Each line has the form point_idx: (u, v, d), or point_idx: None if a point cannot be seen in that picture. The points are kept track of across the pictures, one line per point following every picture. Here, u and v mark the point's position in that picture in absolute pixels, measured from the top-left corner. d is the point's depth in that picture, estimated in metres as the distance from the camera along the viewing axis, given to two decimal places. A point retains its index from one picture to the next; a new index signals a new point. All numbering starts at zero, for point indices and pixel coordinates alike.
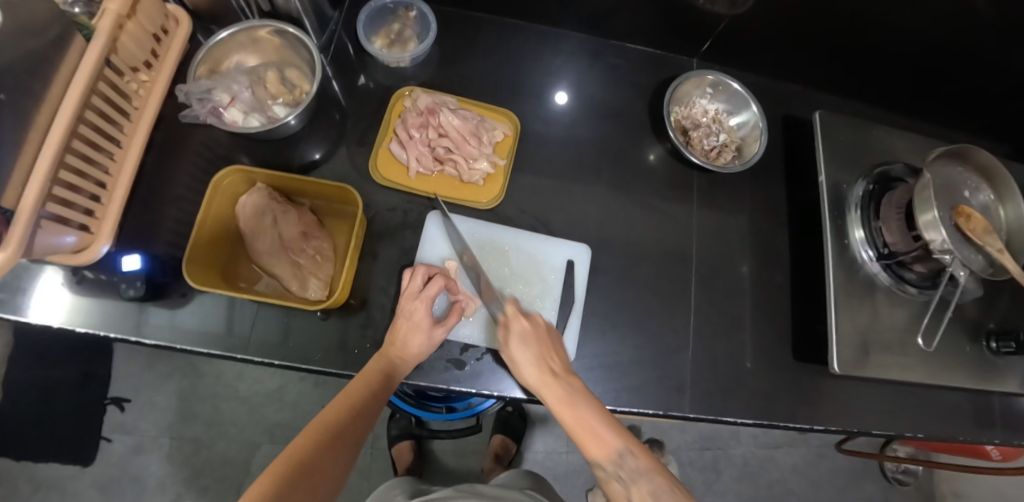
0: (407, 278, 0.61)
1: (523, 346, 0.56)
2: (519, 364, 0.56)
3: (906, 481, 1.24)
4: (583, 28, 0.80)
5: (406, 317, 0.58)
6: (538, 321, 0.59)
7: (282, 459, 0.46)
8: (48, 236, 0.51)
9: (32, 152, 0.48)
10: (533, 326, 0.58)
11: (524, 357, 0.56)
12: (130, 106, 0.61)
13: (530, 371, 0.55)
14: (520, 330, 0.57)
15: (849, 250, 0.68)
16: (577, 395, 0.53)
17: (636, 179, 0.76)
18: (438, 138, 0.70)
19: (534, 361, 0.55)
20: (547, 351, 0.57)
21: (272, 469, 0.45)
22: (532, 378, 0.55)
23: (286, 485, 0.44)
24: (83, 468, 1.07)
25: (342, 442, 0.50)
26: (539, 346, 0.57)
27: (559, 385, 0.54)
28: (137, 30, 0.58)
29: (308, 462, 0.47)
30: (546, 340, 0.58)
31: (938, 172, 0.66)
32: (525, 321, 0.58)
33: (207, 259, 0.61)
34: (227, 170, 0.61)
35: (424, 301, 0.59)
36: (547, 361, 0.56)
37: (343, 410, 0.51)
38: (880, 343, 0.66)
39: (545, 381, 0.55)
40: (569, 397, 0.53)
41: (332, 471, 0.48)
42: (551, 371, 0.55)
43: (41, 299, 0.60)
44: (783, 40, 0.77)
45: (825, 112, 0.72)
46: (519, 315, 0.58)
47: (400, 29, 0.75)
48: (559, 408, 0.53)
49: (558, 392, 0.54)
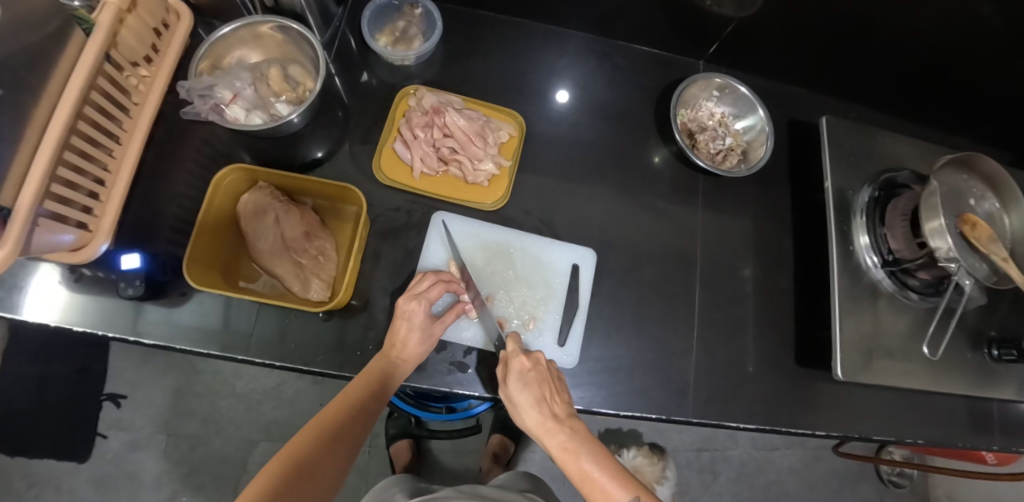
0: (414, 285, 0.60)
1: (523, 390, 0.54)
2: (519, 406, 0.55)
3: (900, 483, 1.25)
4: (589, 29, 0.79)
5: (405, 318, 0.57)
6: (539, 360, 0.57)
7: (284, 454, 0.45)
8: (47, 234, 0.50)
9: (30, 149, 0.47)
10: (534, 365, 0.56)
11: (522, 398, 0.54)
12: (130, 101, 0.60)
13: (531, 414, 0.54)
14: (522, 370, 0.56)
15: (853, 256, 0.68)
16: (581, 444, 0.53)
17: (640, 182, 0.76)
18: (443, 138, 0.69)
19: (533, 404, 0.54)
20: (547, 393, 0.55)
21: (273, 464, 0.44)
22: (533, 421, 0.54)
23: (288, 480, 0.43)
24: (78, 465, 1.06)
25: (342, 440, 0.50)
26: (538, 386, 0.55)
27: (561, 432, 0.53)
28: (138, 25, 0.57)
29: (310, 456, 0.46)
30: (547, 381, 0.56)
31: (945, 179, 0.65)
32: (525, 359, 0.56)
33: (208, 259, 0.60)
34: (231, 168, 0.61)
35: (422, 302, 0.58)
36: (549, 405, 0.55)
37: (345, 409, 0.51)
38: (883, 349, 0.66)
39: (547, 427, 0.54)
40: (571, 446, 0.53)
41: (331, 467, 0.47)
42: (551, 415, 0.54)
43: (38, 296, 0.59)
44: (790, 44, 0.76)
45: (832, 117, 0.72)
46: (519, 353, 0.56)
47: (405, 27, 0.74)
48: (561, 455, 0.53)
49: (560, 439, 0.53)
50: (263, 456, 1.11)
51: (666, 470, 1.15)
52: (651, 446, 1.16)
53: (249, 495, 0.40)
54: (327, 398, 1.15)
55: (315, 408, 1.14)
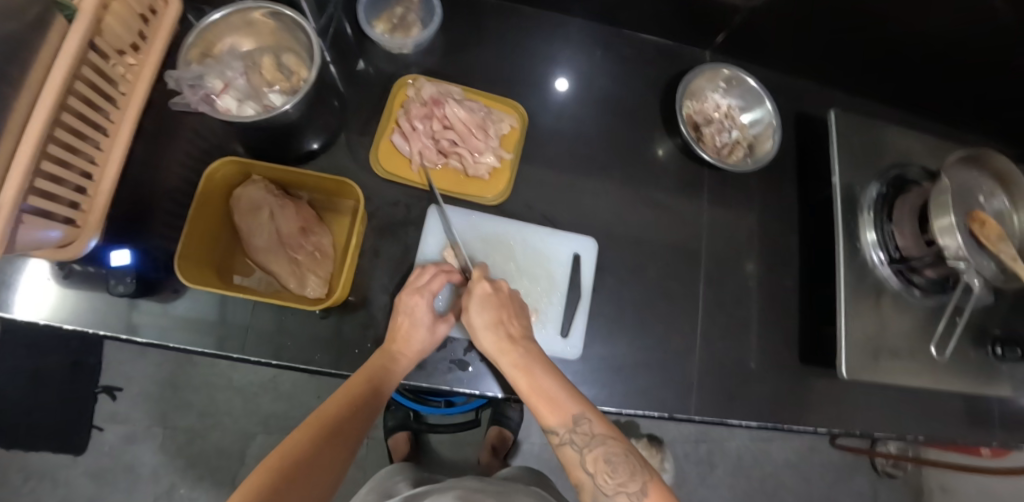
0: (416, 280, 0.59)
1: (481, 309, 0.57)
2: (474, 327, 0.56)
3: (896, 475, 1.27)
4: (593, 16, 0.77)
5: (406, 313, 0.57)
6: (502, 288, 0.60)
7: (278, 452, 0.43)
8: (31, 232, 0.48)
9: (11, 141, 0.45)
10: (494, 291, 0.58)
11: (480, 319, 0.56)
12: (117, 92, 0.57)
13: (486, 334, 0.55)
14: (483, 295, 0.58)
15: (860, 253, 0.67)
16: (534, 362, 0.54)
17: (645, 176, 0.74)
18: (443, 130, 0.67)
19: (490, 325, 0.56)
20: (503, 316, 0.57)
21: (268, 461, 0.41)
22: (488, 342, 0.55)
23: (285, 476, 0.40)
24: (75, 457, 1.06)
25: (341, 439, 0.47)
26: (496, 309, 0.57)
27: (514, 352, 0.54)
28: (124, 10, 0.55)
29: (307, 453, 0.44)
30: (505, 306, 0.58)
31: (956, 176, 0.64)
32: (488, 285, 0.58)
33: (200, 255, 0.59)
34: (223, 161, 0.58)
35: (424, 296, 0.58)
36: (504, 326, 0.56)
37: (338, 405, 0.49)
38: (889, 348, 0.65)
39: (500, 346, 0.55)
40: (524, 363, 0.54)
41: (330, 467, 0.45)
42: (507, 336, 0.56)
43: (27, 294, 0.57)
44: (800, 34, 0.74)
45: (842, 111, 0.70)
46: (483, 280, 0.59)
47: (403, 14, 0.71)
48: (515, 373, 0.53)
49: (513, 358, 0.54)
50: (261, 448, 1.11)
51: (665, 462, 1.15)
52: (649, 438, 1.16)
53: (244, 491, 0.38)
54: (325, 390, 1.14)
55: (314, 401, 1.13)
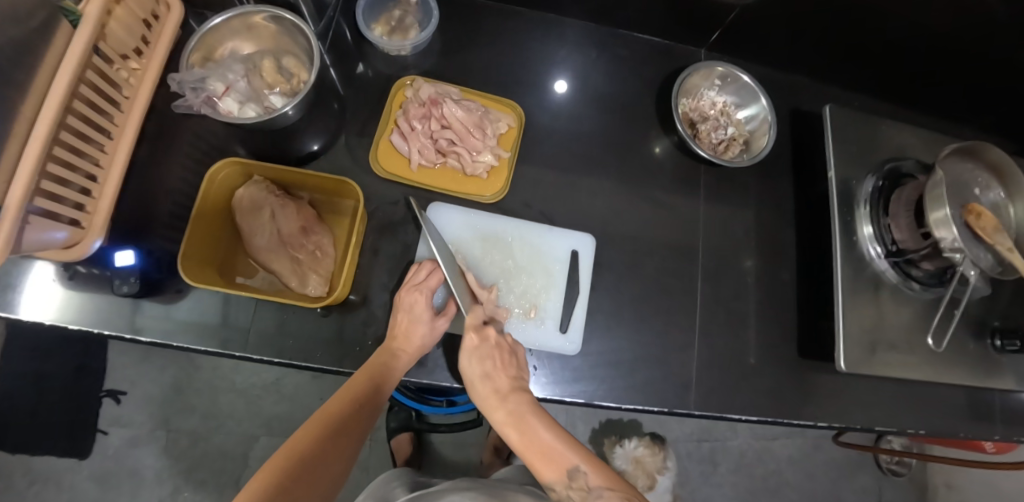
0: (415, 277, 0.60)
1: (471, 363, 0.55)
2: (467, 381, 0.56)
3: (900, 472, 1.27)
4: (588, 17, 0.78)
5: (406, 309, 0.57)
6: (489, 335, 0.57)
7: (284, 450, 0.43)
8: (36, 233, 0.49)
9: (17, 145, 0.45)
10: (482, 341, 0.56)
11: (472, 373, 0.55)
12: (120, 95, 0.59)
13: (477, 389, 0.55)
14: (472, 347, 0.56)
15: (857, 247, 0.68)
16: (526, 413, 0.53)
17: (643, 174, 0.75)
18: (441, 129, 0.68)
19: (480, 379, 0.54)
20: (491, 369, 0.55)
21: (274, 460, 0.42)
22: (478, 397, 0.55)
23: (292, 474, 0.41)
24: (80, 461, 1.06)
25: (345, 436, 0.48)
26: (486, 361, 0.55)
27: (504, 406, 0.54)
28: (127, 16, 0.56)
29: (313, 451, 0.44)
30: (496, 356, 0.56)
31: (949, 169, 0.65)
32: (475, 336, 0.56)
33: (202, 255, 0.59)
34: (224, 161, 0.59)
35: (423, 292, 0.58)
36: (493, 379, 0.54)
37: (343, 402, 0.50)
38: (887, 341, 0.66)
39: (489, 402, 0.54)
40: (516, 416, 0.53)
41: (335, 462, 0.46)
42: (496, 390, 0.54)
43: (33, 295, 0.58)
44: (794, 31, 0.75)
45: (837, 106, 0.71)
46: (471, 329, 0.56)
47: (401, 16, 0.72)
48: (506, 427, 0.53)
49: (504, 412, 0.53)
50: (264, 450, 1.11)
51: (667, 460, 1.14)
52: (651, 436, 1.16)
53: (251, 491, 0.38)
54: (327, 392, 1.15)
55: (316, 403, 1.14)
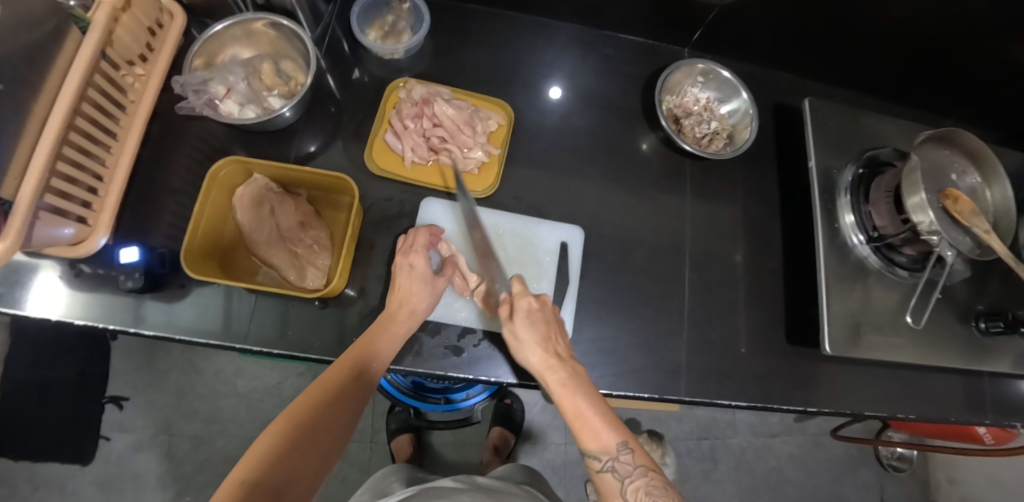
0: (414, 240, 0.62)
1: (531, 328, 0.55)
2: (522, 343, 0.55)
3: (901, 467, 1.27)
4: (576, 19, 0.81)
5: (405, 269, 0.60)
6: (546, 303, 0.59)
7: (285, 415, 0.45)
8: (47, 228, 0.51)
9: (29, 144, 0.48)
10: (540, 306, 0.57)
11: (527, 336, 0.55)
12: (126, 99, 0.62)
13: (536, 350, 0.54)
14: (529, 310, 0.57)
15: (839, 234, 0.69)
16: (580, 384, 0.52)
17: (630, 169, 0.77)
18: (432, 127, 0.70)
19: (538, 341, 0.54)
20: (550, 334, 0.56)
21: (277, 426, 0.44)
22: (536, 358, 0.54)
23: (291, 440, 0.43)
24: (82, 467, 1.07)
25: (348, 400, 0.49)
26: (544, 327, 0.56)
27: (563, 370, 0.53)
28: (133, 23, 0.59)
29: (312, 416, 0.46)
30: (551, 324, 0.57)
31: (926, 156, 0.67)
32: (533, 300, 0.57)
33: (205, 251, 0.62)
34: (225, 160, 0.61)
35: (419, 253, 0.61)
36: (552, 344, 0.55)
37: (341, 369, 0.51)
38: (872, 324, 0.67)
39: (546, 365, 0.54)
40: (572, 384, 0.52)
41: (336, 426, 0.47)
42: (555, 354, 0.55)
43: (39, 293, 0.60)
44: (773, 30, 0.78)
45: (815, 99, 0.73)
46: (527, 294, 0.58)
47: (394, 21, 0.75)
48: (561, 393, 0.52)
49: (560, 376, 0.53)
50: None
51: (665, 455, 1.14)
52: (649, 433, 1.17)
53: (252, 458, 0.41)
54: None
55: None
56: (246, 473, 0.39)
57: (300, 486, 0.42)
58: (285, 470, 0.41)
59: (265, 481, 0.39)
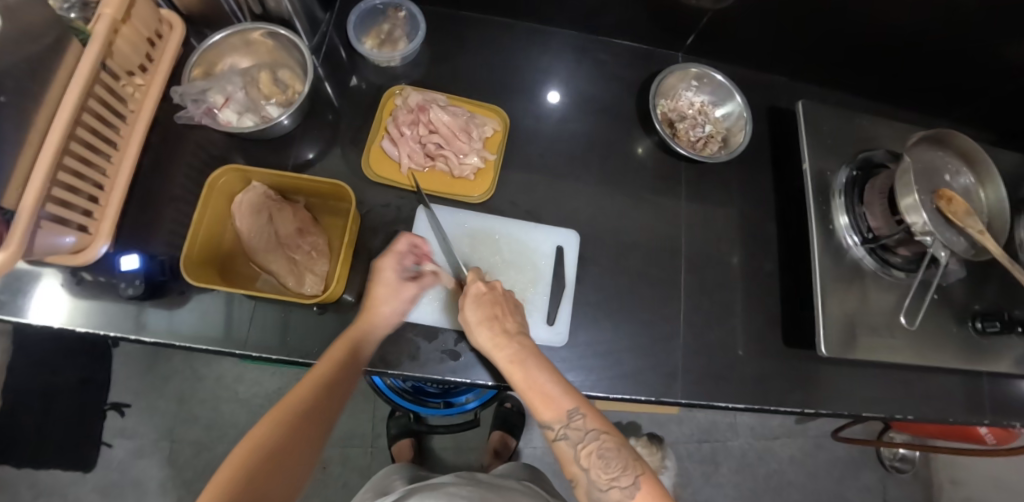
0: (399, 246, 0.62)
1: (475, 308, 0.57)
2: (470, 325, 0.57)
3: (904, 469, 1.27)
4: (571, 25, 0.82)
5: (377, 272, 0.61)
6: (496, 288, 0.60)
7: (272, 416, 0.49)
8: (48, 237, 0.52)
9: (31, 154, 0.49)
10: (489, 289, 0.59)
11: (473, 317, 0.57)
12: (127, 109, 0.63)
13: (482, 331, 0.56)
14: (477, 294, 0.58)
15: (834, 236, 0.70)
16: (528, 357, 0.54)
17: (626, 173, 0.78)
18: (429, 134, 0.71)
19: (484, 321, 0.56)
20: (499, 312, 0.57)
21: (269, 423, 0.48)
22: (483, 338, 0.56)
23: (279, 439, 0.48)
24: (84, 474, 1.07)
25: (333, 396, 0.54)
26: (490, 306, 0.57)
27: (510, 346, 0.55)
28: (133, 35, 0.59)
29: (297, 416, 0.50)
30: (500, 304, 0.58)
31: (920, 157, 0.67)
32: (482, 284, 0.59)
33: (204, 258, 0.63)
34: (224, 169, 0.62)
35: (391, 259, 0.61)
36: (499, 322, 0.56)
37: (325, 369, 0.54)
38: (868, 325, 0.67)
39: (495, 343, 0.55)
40: (519, 357, 0.54)
41: (323, 420, 0.53)
42: (503, 331, 0.56)
43: (41, 301, 0.61)
44: (767, 34, 0.78)
45: (808, 101, 0.74)
46: (477, 279, 0.59)
47: (390, 29, 0.76)
48: (509, 367, 0.54)
49: (508, 353, 0.55)
50: None
51: (666, 459, 1.14)
52: (648, 436, 1.16)
53: (245, 454, 0.46)
54: None
55: None
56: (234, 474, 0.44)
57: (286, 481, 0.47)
58: (272, 470, 0.46)
59: (254, 482, 0.44)
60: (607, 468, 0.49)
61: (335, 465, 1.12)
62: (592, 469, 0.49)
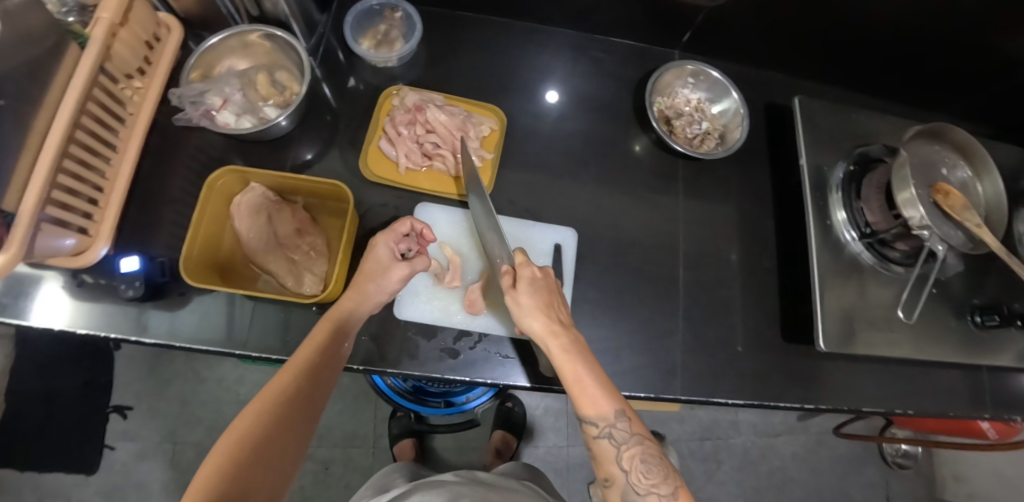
0: (396, 226, 0.61)
1: (531, 294, 0.55)
2: (522, 310, 0.54)
3: (906, 465, 1.26)
4: (567, 24, 0.82)
5: (371, 250, 0.60)
6: (548, 274, 0.59)
7: (259, 402, 0.44)
8: (48, 239, 0.52)
9: (31, 157, 0.49)
10: (543, 275, 0.57)
11: (529, 302, 0.54)
12: (126, 112, 0.63)
13: (537, 316, 0.53)
14: (531, 279, 0.56)
15: (832, 231, 0.70)
16: (581, 351, 0.52)
17: (624, 170, 0.78)
18: (426, 134, 0.71)
19: (541, 308, 0.54)
20: (553, 302, 0.56)
21: (257, 407, 0.44)
22: (538, 325, 0.53)
23: (270, 426, 0.43)
24: (87, 477, 1.08)
25: (322, 377, 0.50)
26: (544, 295, 0.55)
27: (565, 335, 0.53)
28: (131, 38, 0.60)
29: (285, 402, 0.45)
30: (552, 294, 0.56)
31: (915, 151, 0.67)
32: (537, 269, 0.57)
33: (204, 259, 0.63)
34: (222, 171, 0.63)
35: (387, 237, 0.60)
36: (555, 311, 0.54)
37: (308, 354, 0.50)
38: (867, 319, 0.67)
39: (547, 331, 0.53)
40: (574, 349, 0.52)
41: (313, 404, 0.48)
42: (558, 321, 0.54)
43: (42, 303, 0.61)
44: (763, 30, 0.78)
45: (804, 97, 0.74)
46: (532, 264, 0.57)
47: (387, 30, 0.77)
48: (562, 358, 0.51)
49: (563, 343, 0.52)
50: None
51: (669, 457, 1.13)
52: (649, 434, 1.16)
53: (238, 437, 0.41)
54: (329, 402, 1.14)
55: None
56: (223, 464, 0.38)
57: (277, 471, 0.42)
58: (265, 458, 0.41)
59: (245, 473, 0.39)
60: (647, 474, 0.48)
61: (337, 466, 1.12)
62: (633, 473, 0.49)
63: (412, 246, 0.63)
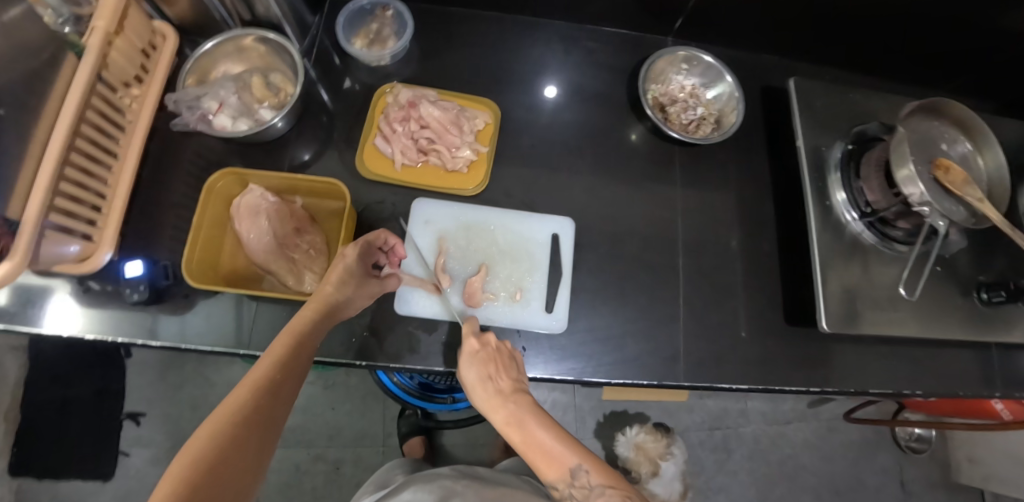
0: (372, 240, 0.60)
1: (470, 368, 0.56)
2: (467, 383, 0.57)
3: (921, 449, 1.25)
4: (559, 16, 0.82)
5: (340, 257, 0.58)
6: (490, 340, 0.58)
7: (218, 418, 0.40)
8: (51, 246, 0.53)
9: (31, 166, 0.50)
10: (482, 346, 0.58)
11: (469, 376, 0.56)
12: (124, 120, 0.64)
13: (477, 390, 0.55)
14: (471, 351, 0.57)
15: (832, 212, 0.69)
16: (526, 416, 0.53)
17: (620, 159, 0.78)
18: (420, 129, 0.71)
19: (478, 383, 0.55)
20: (492, 371, 0.56)
21: (238, 396, 0.43)
22: (479, 399, 0.55)
23: (249, 414, 0.42)
24: (104, 483, 1.09)
25: (297, 367, 0.50)
26: (484, 364, 0.56)
27: (504, 407, 0.54)
28: (127, 46, 0.61)
29: (247, 418, 0.42)
30: (495, 362, 0.57)
31: (914, 128, 0.67)
32: (475, 341, 0.58)
33: (208, 261, 0.65)
34: (220, 173, 0.64)
35: (355, 247, 0.58)
36: (493, 381, 0.55)
37: (270, 367, 0.47)
38: (871, 299, 0.67)
39: (491, 402, 0.55)
40: (515, 420, 0.53)
41: (288, 393, 0.48)
42: (497, 390, 0.55)
43: (50, 311, 0.62)
44: (756, 13, 0.78)
45: (801, 79, 0.73)
46: (470, 335, 0.58)
47: (378, 29, 0.77)
48: (506, 429, 0.53)
49: (505, 413, 0.54)
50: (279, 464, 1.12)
51: (671, 447, 1.15)
52: (654, 424, 1.17)
53: (216, 425, 0.40)
54: (338, 402, 1.15)
55: (328, 412, 1.14)
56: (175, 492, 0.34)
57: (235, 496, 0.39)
58: (236, 456, 0.39)
59: (214, 476, 0.37)
60: None
61: (347, 465, 1.13)
62: None
63: (381, 260, 0.65)
